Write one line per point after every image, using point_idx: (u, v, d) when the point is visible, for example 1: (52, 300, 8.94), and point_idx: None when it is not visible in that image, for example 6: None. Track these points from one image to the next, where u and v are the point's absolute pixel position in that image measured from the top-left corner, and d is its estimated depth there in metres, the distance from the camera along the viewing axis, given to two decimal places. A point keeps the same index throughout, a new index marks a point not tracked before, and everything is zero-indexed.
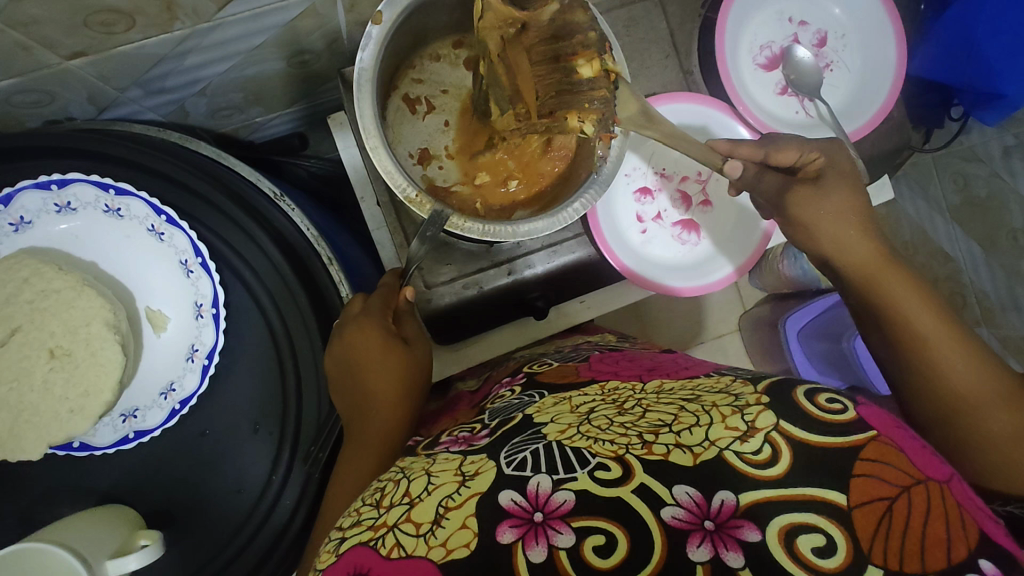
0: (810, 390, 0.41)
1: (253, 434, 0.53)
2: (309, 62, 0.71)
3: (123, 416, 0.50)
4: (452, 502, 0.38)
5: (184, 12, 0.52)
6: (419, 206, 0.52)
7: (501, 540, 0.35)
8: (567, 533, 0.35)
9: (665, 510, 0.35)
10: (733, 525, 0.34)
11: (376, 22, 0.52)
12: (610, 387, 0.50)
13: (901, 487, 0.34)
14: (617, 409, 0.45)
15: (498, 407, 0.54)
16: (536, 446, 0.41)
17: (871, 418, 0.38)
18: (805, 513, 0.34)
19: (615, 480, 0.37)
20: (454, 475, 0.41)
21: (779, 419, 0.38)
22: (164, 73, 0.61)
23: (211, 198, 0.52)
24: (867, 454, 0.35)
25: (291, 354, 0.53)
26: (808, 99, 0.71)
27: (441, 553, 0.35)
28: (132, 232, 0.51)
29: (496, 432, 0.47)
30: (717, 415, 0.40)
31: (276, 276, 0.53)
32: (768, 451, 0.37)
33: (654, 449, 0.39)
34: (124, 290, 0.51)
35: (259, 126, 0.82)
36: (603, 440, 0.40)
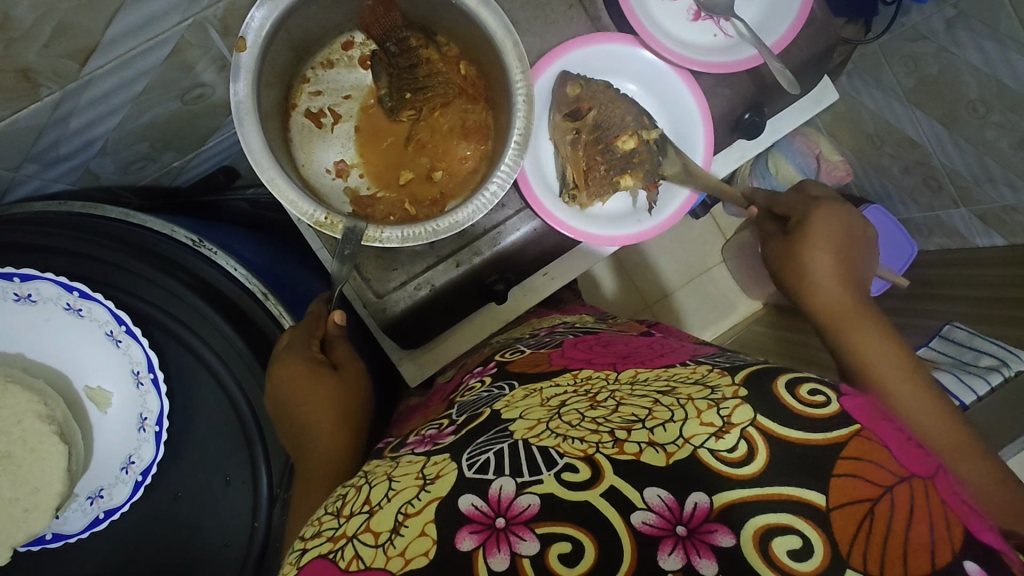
0: (793, 378, 0.38)
1: (226, 487, 0.52)
2: (207, 95, 0.68)
3: (90, 498, 0.50)
4: (412, 508, 0.35)
5: (44, 77, 0.49)
6: (330, 227, 0.52)
7: (461, 548, 0.33)
8: (531, 539, 0.32)
9: (636, 514, 0.33)
10: (706, 531, 0.32)
11: (241, 50, 0.51)
12: (583, 375, 0.47)
13: (884, 487, 0.33)
14: (589, 402, 0.42)
15: (467, 401, 0.50)
16: (501, 445, 0.38)
17: (856, 411, 0.36)
18: (779, 514, 0.32)
19: (584, 482, 0.34)
20: (415, 478, 0.38)
21: (756, 413, 0.36)
22: (53, 143, 0.59)
23: (125, 262, 0.51)
24: (849, 453, 0.34)
25: (245, 400, 0.52)
26: (724, 19, 0.67)
27: (400, 564, 0.33)
28: (50, 315, 0.49)
29: (462, 429, 0.44)
30: (692, 410, 0.37)
31: (211, 327, 0.51)
32: (744, 447, 0.35)
33: (626, 447, 0.36)
34: (57, 374, 0.50)
35: (180, 170, 0.79)
36: (572, 438, 0.38)
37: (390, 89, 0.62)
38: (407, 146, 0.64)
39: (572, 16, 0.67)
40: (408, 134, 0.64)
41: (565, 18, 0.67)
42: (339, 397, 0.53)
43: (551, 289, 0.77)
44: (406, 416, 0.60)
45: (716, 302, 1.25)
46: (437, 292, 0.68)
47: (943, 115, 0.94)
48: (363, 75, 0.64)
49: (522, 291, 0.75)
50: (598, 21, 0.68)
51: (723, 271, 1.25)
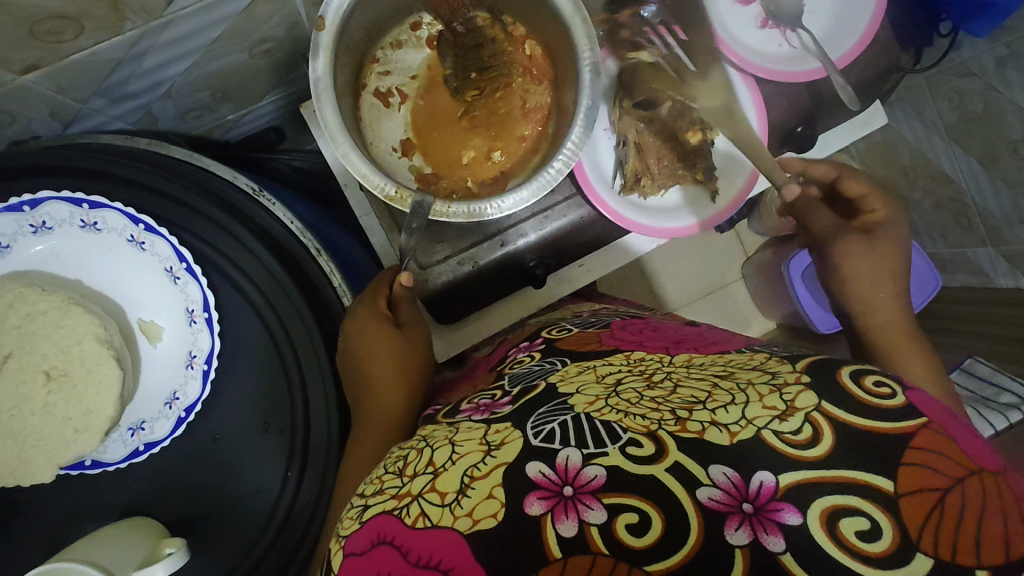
0: (857, 369, 0.40)
1: (263, 433, 0.53)
2: (272, 52, 0.68)
3: (131, 429, 0.50)
4: (478, 472, 0.40)
5: (132, 10, 0.50)
6: (400, 201, 0.53)
7: (530, 512, 0.36)
8: (598, 509, 0.36)
9: (700, 490, 0.35)
10: (772, 509, 0.34)
11: (320, 28, 0.52)
12: (636, 357, 0.52)
13: (954, 477, 0.34)
14: (646, 382, 0.46)
15: (518, 372, 0.55)
16: (564, 417, 0.42)
17: (922, 404, 0.37)
18: (844, 495, 0.34)
19: (650, 457, 0.37)
20: (479, 444, 0.43)
21: (821, 400, 0.38)
22: (124, 79, 0.59)
23: (186, 199, 0.51)
24: (916, 442, 0.35)
25: (289, 347, 0.52)
26: (791, 30, 0.68)
27: (468, 524, 0.37)
28: (112, 245, 0.50)
29: (518, 399, 0.48)
30: (754, 394, 0.40)
31: (267, 276, 0.52)
32: (808, 430, 0.37)
33: (688, 425, 0.39)
34: (114, 305, 0.50)
35: (233, 124, 0.80)
36: (634, 414, 0.41)
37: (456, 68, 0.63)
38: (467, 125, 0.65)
39: None
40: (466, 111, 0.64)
41: (633, 14, 0.68)
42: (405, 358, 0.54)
43: (584, 282, 0.77)
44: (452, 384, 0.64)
45: (732, 315, 1.25)
46: (480, 269, 0.69)
47: (982, 152, 0.95)
48: (429, 56, 0.65)
49: (558, 279, 0.75)
50: None
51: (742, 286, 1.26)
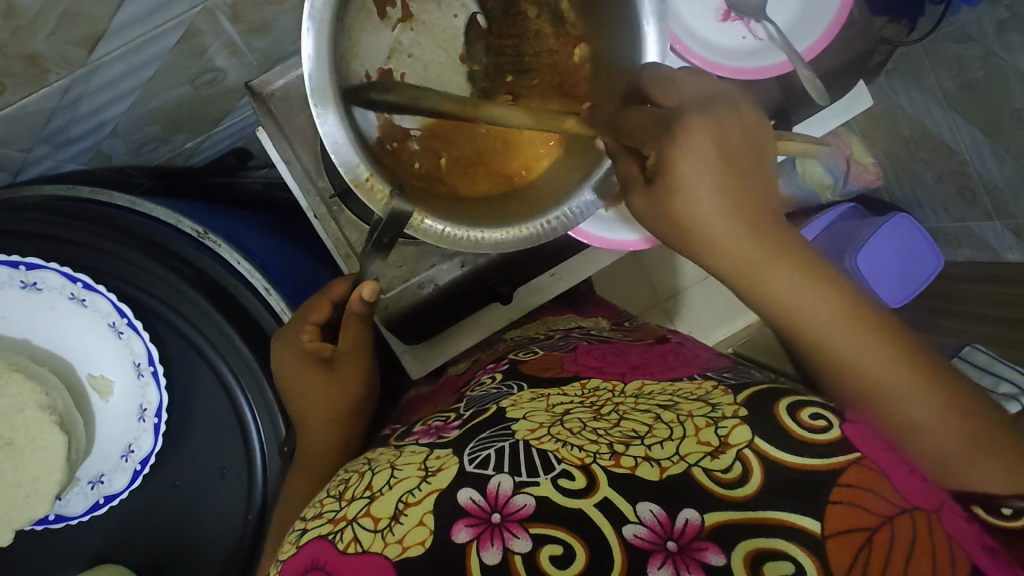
0: (795, 402, 0.41)
1: (223, 477, 0.53)
2: (219, 79, 0.67)
3: (91, 483, 0.51)
4: (412, 498, 0.39)
5: (52, 63, 0.49)
6: (368, 189, 0.51)
7: (456, 539, 0.36)
8: (524, 538, 0.35)
9: (626, 528, 0.35)
10: (696, 548, 0.33)
11: None
12: (591, 386, 0.50)
13: (884, 517, 0.34)
14: (592, 413, 0.45)
15: (476, 395, 0.55)
16: (501, 444, 0.42)
17: (857, 438, 0.38)
18: (772, 539, 0.33)
19: (580, 490, 0.37)
20: (417, 469, 0.42)
21: (756, 437, 0.38)
22: (64, 125, 0.59)
23: (121, 252, 0.51)
24: (846, 480, 0.35)
25: (240, 392, 0.52)
26: (755, 20, 0.64)
27: (397, 550, 0.36)
28: (54, 304, 0.50)
29: (467, 423, 0.48)
30: (690, 428, 0.40)
31: (209, 321, 0.51)
32: (739, 468, 0.37)
33: (622, 460, 0.39)
34: (62, 363, 0.51)
35: (193, 151, 0.79)
36: (571, 445, 0.41)
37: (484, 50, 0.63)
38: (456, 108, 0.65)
39: None
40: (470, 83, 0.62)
41: None
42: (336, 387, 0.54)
43: (557, 289, 0.75)
44: (419, 403, 0.64)
45: (730, 300, 1.22)
46: (443, 290, 0.69)
47: (984, 121, 0.89)
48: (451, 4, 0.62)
49: (528, 291, 0.73)
50: None
51: None
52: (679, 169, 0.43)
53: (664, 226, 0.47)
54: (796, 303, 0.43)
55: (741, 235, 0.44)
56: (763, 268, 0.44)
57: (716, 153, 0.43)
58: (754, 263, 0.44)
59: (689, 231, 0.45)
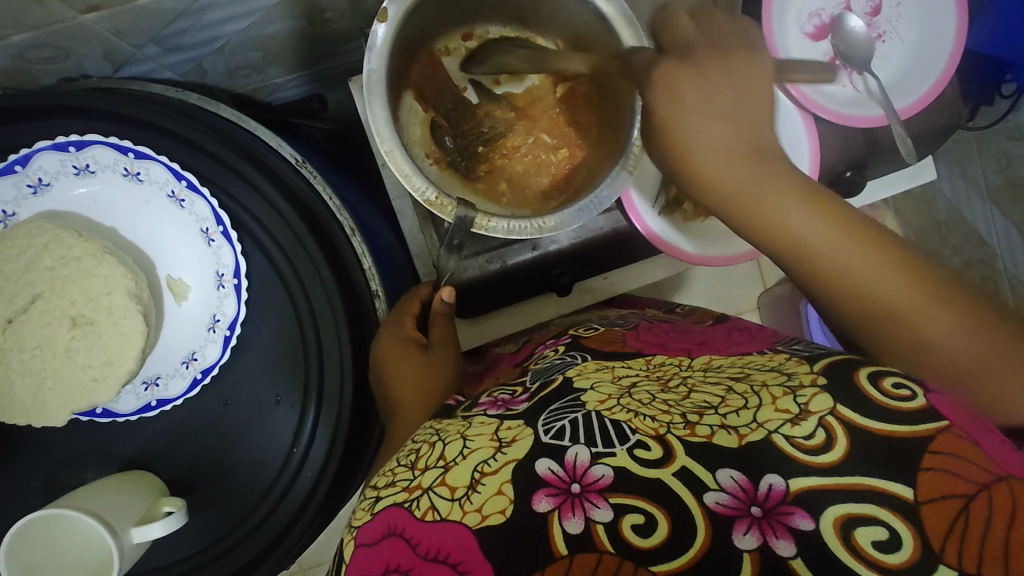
0: (876, 370, 0.39)
1: (276, 404, 0.53)
2: (330, 22, 0.67)
3: (146, 383, 0.50)
4: (489, 468, 0.40)
5: None
6: (441, 208, 0.53)
7: (536, 509, 0.37)
8: (604, 508, 0.36)
9: (710, 495, 0.36)
10: (783, 512, 0.35)
11: (382, 21, 0.52)
12: (656, 362, 0.52)
13: (980, 483, 0.32)
14: (660, 387, 0.47)
15: (540, 368, 0.56)
16: (574, 416, 0.42)
17: (944, 406, 0.36)
18: (860, 505, 0.34)
19: (658, 460, 0.38)
20: (489, 440, 0.43)
21: (836, 403, 0.38)
22: (181, 30, 0.59)
23: (230, 161, 0.50)
24: (936, 447, 0.34)
25: (313, 324, 0.52)
26: (857, 72, 0.66)
27: (476, 519, 0.37)
28: (151, 198, 0.50)
29: (535, 398, 0.48)
30: (768, 398, 0.40)
31: (301, 250, 0.51)
32: (822, 436, 0.36)
33: (697, 430, 0.40)
34: (145, 258, 0.50)
35: (277, 87, 0.79)
36: (643, 415, 0.42)
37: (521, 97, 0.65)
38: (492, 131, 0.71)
39: None
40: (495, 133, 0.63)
41: None
42: (428, 376, 0.52)
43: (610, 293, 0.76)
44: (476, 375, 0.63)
45: None
46: (508, 269, 0.70)
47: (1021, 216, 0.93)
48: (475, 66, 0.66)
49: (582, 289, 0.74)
50: None
51: None
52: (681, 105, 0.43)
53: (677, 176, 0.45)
54: (801, 235, 0.41)
55: (742, 168, 0.42)
56: (774, 207, 0.41)
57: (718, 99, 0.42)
58: (759, 199, 0.42)
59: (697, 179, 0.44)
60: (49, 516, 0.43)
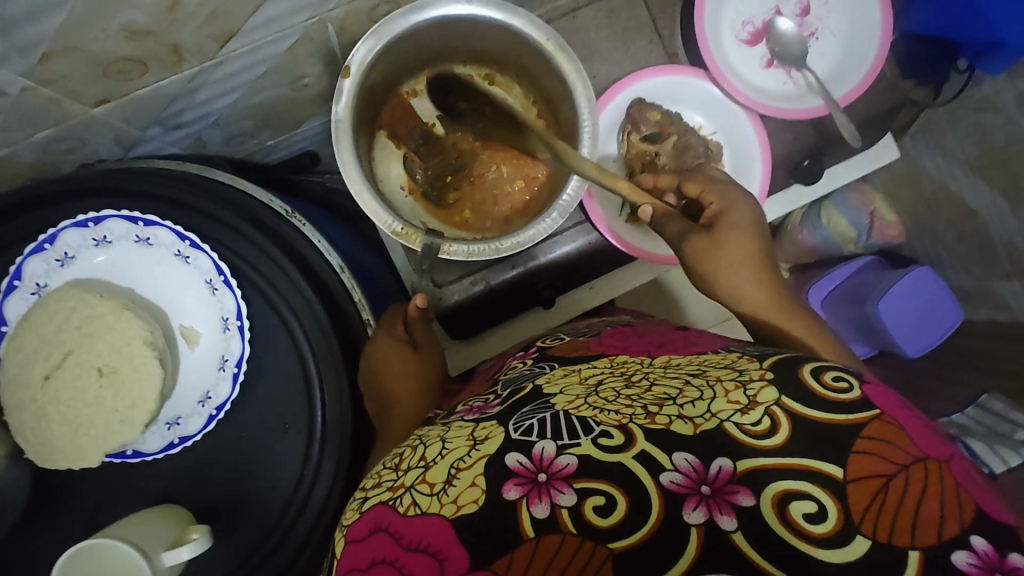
0: (817, 366, 0.44)
1: (285, 431, 0.58)
2: (310, 85, 0.75)
3: (168, 424, 0.56)
4: (463, 464, 0.45)
5: (189, 52, 0.57)
6: (406, 238, 0.59)
7: (507, 496, 0.40)
8: (568, 493, 0.39)
9: (664, 475, 0.39)
10: (729, 491, 0.38)
11: (347, 76, 0.58)
12: (619, 360, 0.56)
13: (899, 464, 0.37)
14: (625, 382, 0.51)
15: (511, 377, 0.61)
16: (542, 415, 0.47)
17: (877, 399, 0.41)
18: (798, 481, 0.38)
19: (618, 446, 0.42)
20: (466, 440, 0.48)
21: (781, 395, 0.42)
22: (179, 110, 0.67)
23: (224, 217, 0.56)
24: (867, 433, 0.38)
25: (310, 353, 0.57)
26: (796, 69, 0.71)
27: (453, 509, 0.41)
28: (161, 259, 0.56)
29: (507, 401, 0.54)
30: (721, 390, 0.45)
31: (293, 288, 0.57)
32: (767, 421, 0.40)
33: (657, 418, 0.44)
34: (159, 311, 0.56)
35: (271, 149, 0.87)
36: (608, 410, 0.46)
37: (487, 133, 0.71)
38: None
39: (651, 49, 0.74)
40: (462, 166, 0.69)
41: (643, 52, 0.74)
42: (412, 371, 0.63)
43: (594, 302, 0.79)
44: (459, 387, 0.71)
45: None
46: (493, 288, 0.76)
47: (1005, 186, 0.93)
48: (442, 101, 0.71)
49: (568, 301, 0.78)
50: (674, 57, 0.75)
51: None
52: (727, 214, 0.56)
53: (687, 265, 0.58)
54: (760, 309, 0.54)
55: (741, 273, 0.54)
56: (765, 308, 0.54)
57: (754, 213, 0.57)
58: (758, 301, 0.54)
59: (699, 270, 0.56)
60: (84, 552, 0.48)
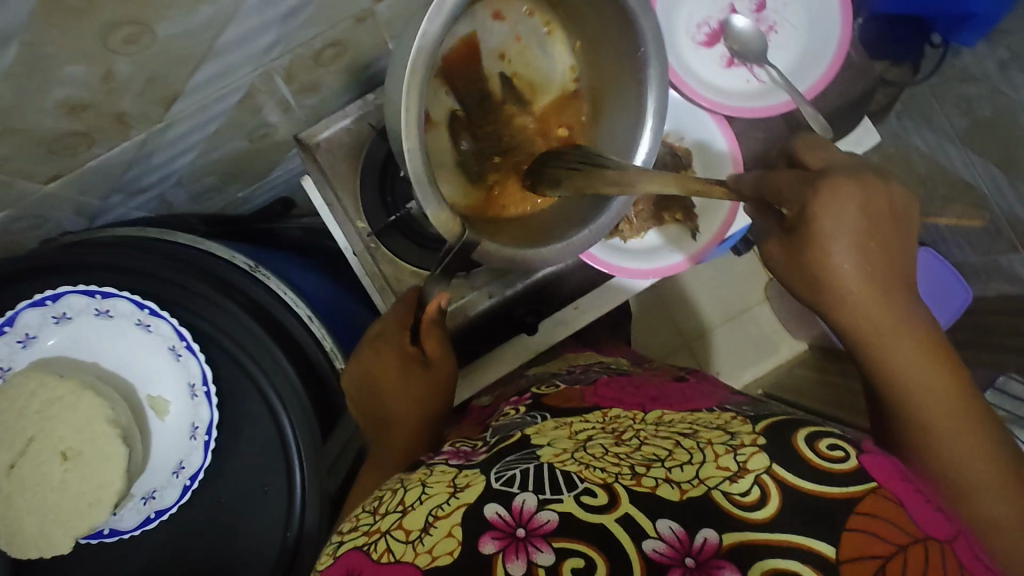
0: (812, 432, 0.42)
1: (264, 495, 0.56)
2: (270, 135, 0.74)
3: (144, 499, 0.54)
4: (441, 511, 0.42)
5: (135, 120, 0.56)
6: (446, 225, 0.49)
7: (483, 550, 0.38)
8: (547, 552, 0.37)
9: (647, 542, 0.36)
10: (714, 565, 0.35)
11: None
12: (611, 414, 0.54)
13: (897, 544, 0.35)
14: (614, 439, 0.48)
15: (502, 424, 0.59)
16: (526, 466, 0.45)
17: (873, 470, 0.39)
18: (786, 560, 0.35)
19: (602, 507, 0.39)
20: (447, 485, 0.46)
21: (773, 463, 0.40)
22: (138, 176, 0.66)
23: (183, 282, 0.56)
24: (863, 509, 0.36)
25: (281, 411, 0.56)
26: (757, 66, 0.69)
27: (427, 560, 0.39)
28: (122, 329, 0.55)
29: (494, 448, 0.52)
30: (710, 453, 0.42)
31: (258, 345, 0.55)
32: (756, 492, 0.38)
33: (643, 481, 0.41)
34: (125, 384, 0.55)
35: (243, 200, 0.87)
36: (594, 466, 0.43)
37: (525, 92, 0.65)
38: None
39: None
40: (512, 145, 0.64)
41: None
42: (420, 385, 0.60)
43: (581, 322, 0.78)
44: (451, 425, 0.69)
45: (758, 341, 1.26)
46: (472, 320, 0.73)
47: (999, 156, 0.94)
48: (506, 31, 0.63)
49: (552, 323, 0.76)
50: None
51: (766, 309, 1.26)
52: (820, 227, 0.47)
53: (799, 277, 0.52)
54: (855, 306, 0.50)
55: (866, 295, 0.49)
56: (883, 331, 0.49)
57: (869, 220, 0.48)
58: (874, 319, 0.49)
59: (831, 284, 0.50)
60: None
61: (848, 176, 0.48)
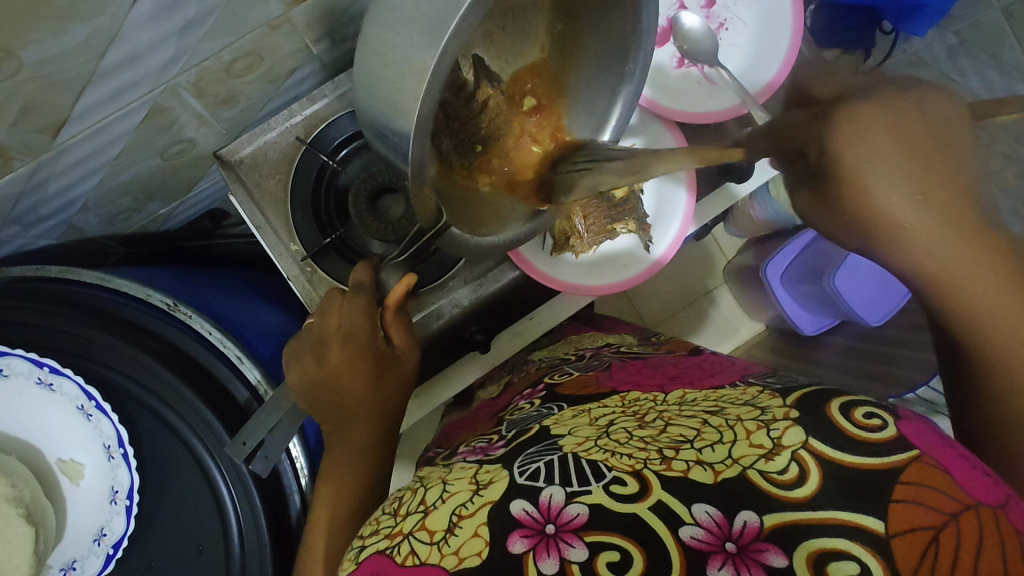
0: (848, 401, 0.40)
1: (199, 554, 0.53)
2: (188, 150, 0.67)
3: (62, 571, 0.50)
4: (466, 511, 0.39)
5: (16, 150, 0.49)
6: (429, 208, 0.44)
7: (513, 550, 0.35)
8: (580, 547, 0.34)
9: (684, 529, 0.34)
10: (757, 549, 0.33)
11: None
12: (631, 398, 0.52)
13: (948, 513, 0.32)
14: (637, 422, 0.46)
15: (517, 418, 0.56)
16: (550, 457, 0.43)
17: (915, 436, 0.36)
18: (836, 539, 0.33)
19: (633, 496, 0.37)
20: (468, 483, 0.43)
21: (809, 436, 0.37)
22: (32, 206, 0.59)
23: (91, 335, 0.50)
24: (906, 478, 0.34)
25: (211, 462, 0.51)
26: (708, 66, 0.66)
27: (454, 561, 0.36)
28: (22, 389, 0.50)
29: (511, 441, 0.50)
30: (741, 431, 0.40)
31: (178, 397, 0.51)
32: (795, 470, 0.36)
33: (673, 464, 0.39)
34: (31, 449, 0.50)
35: (167, 216, 0.80)
36: (621, 454, 0.41)
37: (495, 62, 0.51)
38: (369, 215, 0.68)
39: None
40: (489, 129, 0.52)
41: None
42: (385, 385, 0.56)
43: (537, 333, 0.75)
44: (458, 427, 0.68)
45: (719, 324, 1.26)
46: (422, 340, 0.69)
47: None
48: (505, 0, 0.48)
49: (509, 336, 0.73)
50: None
51: (724, 293, 1.27)
52: (866, 161, 0.35)
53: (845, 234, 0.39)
54: (934, 259, 0.37)
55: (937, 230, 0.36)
56: (965, 266, 0.38)
57: (913, 150, 0.35)
58: (965, 268, 0.38)
59: (894, 234, 0.37)
60: None
61: (875, 103, 0.36)
